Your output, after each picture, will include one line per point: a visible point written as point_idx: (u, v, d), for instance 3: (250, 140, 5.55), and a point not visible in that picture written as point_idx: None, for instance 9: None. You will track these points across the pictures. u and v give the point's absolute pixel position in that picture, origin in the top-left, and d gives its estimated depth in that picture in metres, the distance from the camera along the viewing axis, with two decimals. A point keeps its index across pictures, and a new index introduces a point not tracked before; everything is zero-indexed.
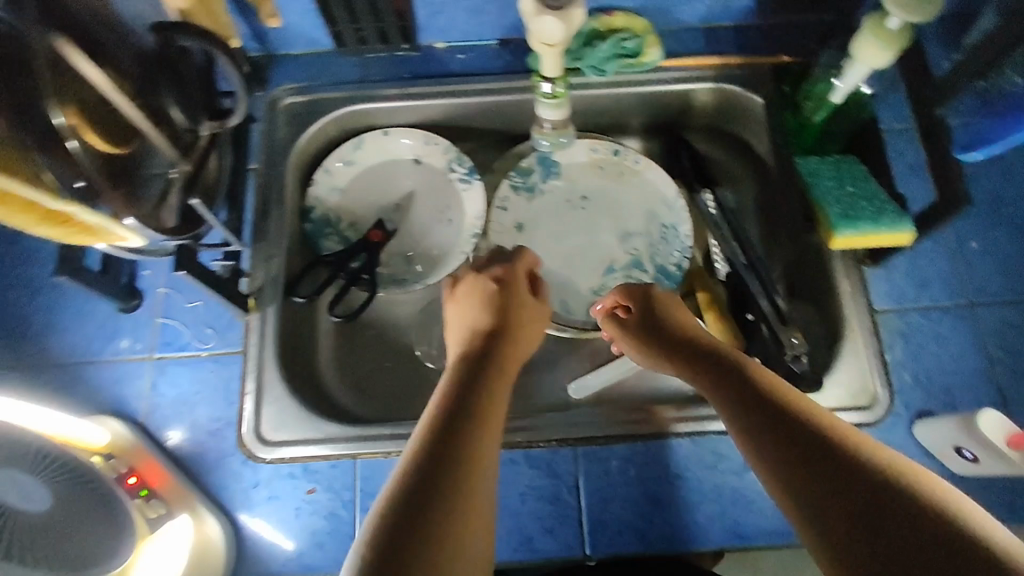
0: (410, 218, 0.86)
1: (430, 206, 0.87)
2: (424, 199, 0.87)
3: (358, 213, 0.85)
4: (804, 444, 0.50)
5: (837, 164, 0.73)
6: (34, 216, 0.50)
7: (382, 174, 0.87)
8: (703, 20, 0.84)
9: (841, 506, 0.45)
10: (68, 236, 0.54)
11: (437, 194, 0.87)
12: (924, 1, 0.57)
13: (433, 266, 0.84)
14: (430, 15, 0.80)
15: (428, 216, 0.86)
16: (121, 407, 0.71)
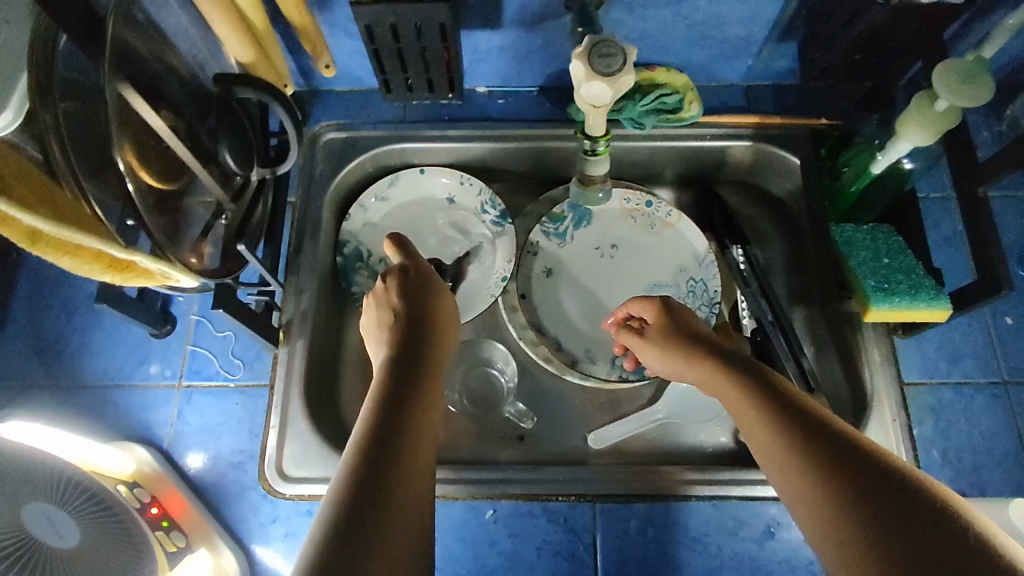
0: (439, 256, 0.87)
1: (461, 247, 0.88)
2: (455, 240, 0.88)
3: None
4: (822, 450, 0.48)
5: (873, 234, 0.72)
6: (101, 267, 0.49)
7: (416, 212, 0.88)
8: (742, 79, 0.85)
9: (865, 512, 0.44)
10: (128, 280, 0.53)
11: (469, 237, 0.88)
12: (974, 87, 0.58)
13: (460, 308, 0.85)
14: (474, 61, 0.82)
15: (457, 255, 0.87)
16: (146, 432, 0.72)
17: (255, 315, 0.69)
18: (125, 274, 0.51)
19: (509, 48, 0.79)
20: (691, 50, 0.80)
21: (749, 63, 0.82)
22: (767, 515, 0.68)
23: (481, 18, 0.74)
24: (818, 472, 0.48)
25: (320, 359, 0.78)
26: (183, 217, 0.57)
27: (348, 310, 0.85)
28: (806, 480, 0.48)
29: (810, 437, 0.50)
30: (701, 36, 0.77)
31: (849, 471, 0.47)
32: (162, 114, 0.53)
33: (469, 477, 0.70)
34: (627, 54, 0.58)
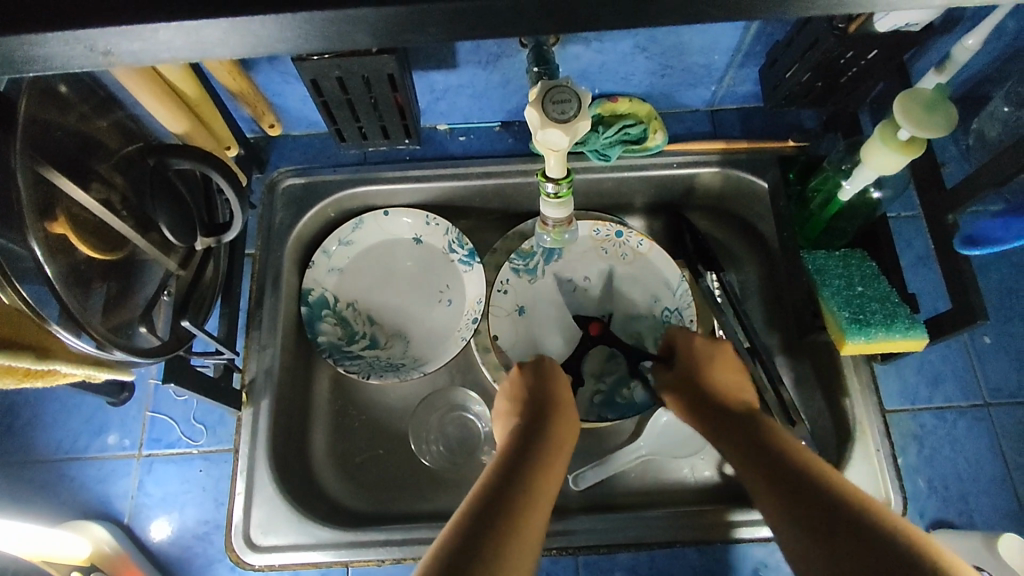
0: (408, 299, 0.85)
1: (429, 288, 0.85)
2: (423, 280, 0.86)
3: (356, 294, 0.84)
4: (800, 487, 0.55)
5: (846, 261, 0.71)
6: (19, 375, 0.48)
7: (382, 254, 0.86)
8: (706, 103, 0.84)
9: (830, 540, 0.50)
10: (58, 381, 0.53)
11: (437, 276, 0.86)
12: (936, 117, 0.56)
13: (432, 351, 0.82)
14: (432, 100, 0.80)
15: (426, 297, 0.85)
16: (106, 508, 0.69)
17: (214, 381, 0.66)
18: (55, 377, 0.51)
19: (468, 86, 0.77)
20: (653, 79, 0.78)
21: (713, 89, 0.81)
22: (754, 557, 0.67)
23: (435, 59, 0.72)
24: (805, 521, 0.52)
25: (287, 415, 0.75)
26: (126, 292, 0.55)
27: (316, 361, 0.82)
28: (796, 527, 0.52)
29: (803, 490, 0.54)
30: (662, 66, 0.76)
31: (832, 520, 0.51)
32: (96, 189, 0.50)
33: None
34: (582, 99, 0.57)
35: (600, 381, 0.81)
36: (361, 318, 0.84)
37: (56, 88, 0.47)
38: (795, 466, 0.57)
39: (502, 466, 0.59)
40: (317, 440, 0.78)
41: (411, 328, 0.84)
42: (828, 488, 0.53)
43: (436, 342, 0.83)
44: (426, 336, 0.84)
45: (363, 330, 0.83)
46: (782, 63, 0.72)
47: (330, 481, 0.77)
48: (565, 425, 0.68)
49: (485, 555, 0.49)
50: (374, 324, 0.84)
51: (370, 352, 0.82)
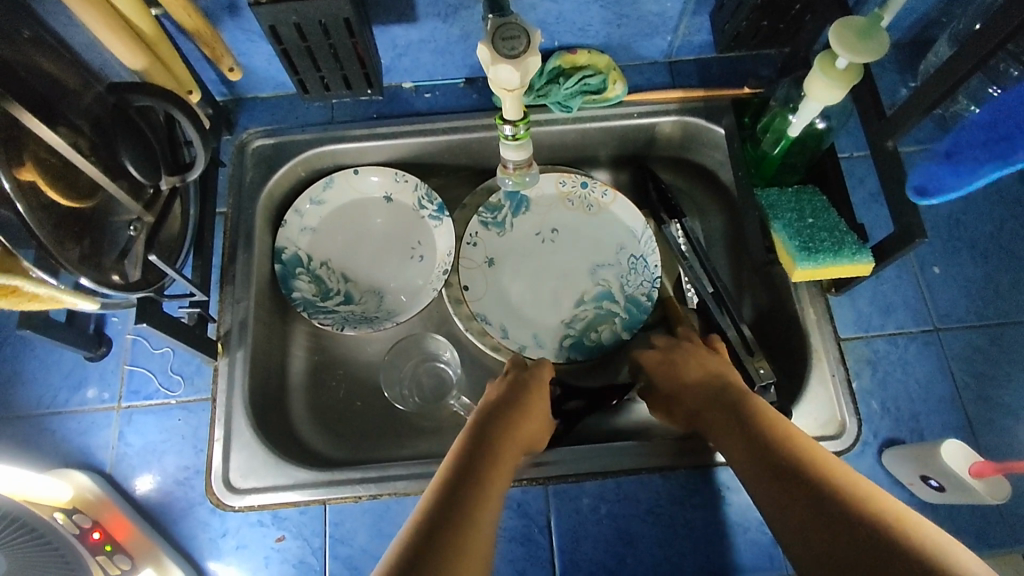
0: (380, 256, 0.87)
1: (400, 245, 0.87)
2: (394, 237, 0.87)
3: (329, 252, 0.86)
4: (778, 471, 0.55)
5: (798, 197, 0.74)
6: None
7: (354, 212, 0.88)
8: (664, 55, 0.86)
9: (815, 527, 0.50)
10: (18, 303, 0.55)
11: (409, 233, 0.88)
12: (869, 42, 0.59)
13: (405, 305, 0.84)
14: (395, 57, 0.82)
15: (397, 254, 0.87)
16: (87, 457, 0.71)
17: (187, 328, 0.68)
18: (15, 298, 0.53)
19: (429, 41, 0.79)
20: (610, 30, 0.81)
21: (669, 39, 0.83)
22: (717, 479, 0.69)
23: (395, 12, 0.74)
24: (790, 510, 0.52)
25: (263, 367, 0.77)
26: (95, 237, 0.56)
27: (291, 317, 0.84)
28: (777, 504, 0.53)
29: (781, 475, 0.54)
30: (617, 15, 0.78)
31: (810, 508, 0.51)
32: (63, 133, 0.51)
33: (418, 473, 0.70)
34: (531, 36, 0.59)
35: (570, 327, 0.85)
36: (334, 275, 0.86)
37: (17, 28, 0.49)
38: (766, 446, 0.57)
39: (475, 450, 0.58)
40: (295, 392, 0.80)
41: (384, 283, 0.86)
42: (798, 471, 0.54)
43: (409, 295, 0.85)
44: (398, 290, 0.86)
45: (337, 287, 0.85)
46: (731, 6, 0.74)
47: (308, 430, 0.78)
48: (535, 422, 0.66)
49: (453, 545, 0.49)
50: (347, 281, 0.85)
51: (344, 308, 0.84)
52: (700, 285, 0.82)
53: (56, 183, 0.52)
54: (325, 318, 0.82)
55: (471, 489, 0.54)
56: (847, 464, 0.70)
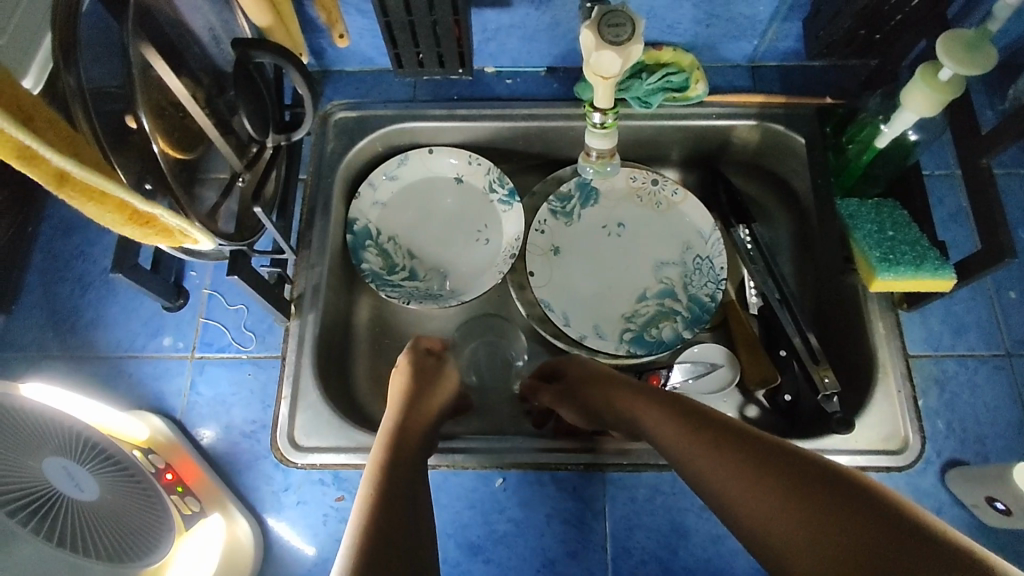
0: (447, 235, 0.88)
1: (468, 225, 0.89)
2: (463, 218, 0.89)
3: (399, 228, 0.87)
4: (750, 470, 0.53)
5: (878, 209, 0.73)
6: (121, 217, 0.45)
7: (426, 190, 0.89)
8: (748, 58, 0.86)
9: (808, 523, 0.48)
10: (146, 239, 0.50)
11: (477, 215, 0.89)
12: (976, 54, 0.58)
13: (469, 285, 0.86)
14: (483, 41, 0.83)
15: (463, 235, 0.88)
16: (160, 403, 0.73)
17: (268, 285, 0.70)
18: (146, 230, 0.48)
19: (519, 27, 0.80)
20: (698, 29, 0.81)
21: (755, 43, 0.83)
22: None
23: None
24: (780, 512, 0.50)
25: (332, 332, 0.79)
26: (200, 185, 0.58)
27: (358, 287, 0.85)
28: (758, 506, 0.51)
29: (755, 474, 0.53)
30: (708, 14, 0.78)
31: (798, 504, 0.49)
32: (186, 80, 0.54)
33: (479, 447, 0.70)
34: (637, 24, 0.59)
35: (630, 321, 0.85)
36: (400, 251, 0.87)
37: None
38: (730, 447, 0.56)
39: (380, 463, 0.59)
40: (357, 360, 0.81)
41: (449, 262, 0.87)
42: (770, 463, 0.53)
43: (473, 276, 0.86)
44: (463, 270, 0.87)
45: (404, 263, 0.87)
46: (828, 13, 0.74)
47: (368, 398, 0.80)
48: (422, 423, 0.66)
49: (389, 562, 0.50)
50: (413, 257, 0.87)
51: (409, 283, 0.86)
52: (767, 290, 0.81)
53: (173, 131, 0.54)
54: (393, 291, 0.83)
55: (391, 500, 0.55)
56: (908, 480, 0.69)
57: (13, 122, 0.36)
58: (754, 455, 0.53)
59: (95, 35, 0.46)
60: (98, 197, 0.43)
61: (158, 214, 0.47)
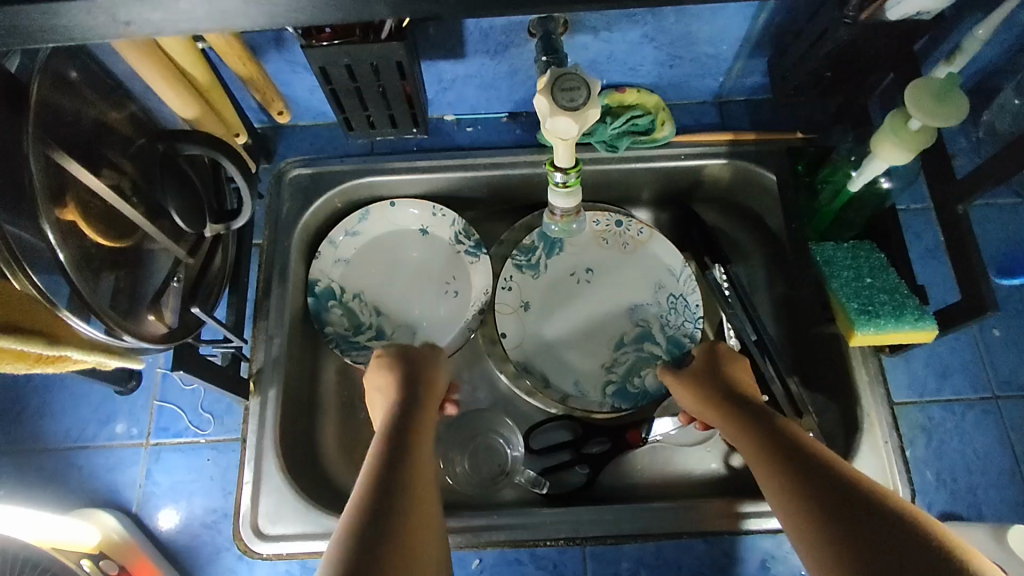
0: (414, 290, 0.84)
1: (434, 278, 0.85)
2: (429, 270, 0.85)
3: (363, 284, 0.83)
4: (816, 479, 0.52)
5: (855, 253, 0.71)
6: (26, 360, 0.48)
7: (390, 245, 0.85)
8: (714, 95, 0.83)
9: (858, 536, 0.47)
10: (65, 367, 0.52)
11: (442, 266, 0.85)
12: (946, 105, 0.56)
13: (436, 344, 0.82)
14: (439, 91, 0.80)
15: (432, 288, 0.84)
16: (114, 496, 0.69)
17: (221, 370, 0.66)
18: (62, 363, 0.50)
19: (476, 76, 0.77)
20: (661, 70, 0.78)
21: (721, 80, 0.80)
22: (762, 548, 0.66)
23: (443, 49, 0.72)
24: (833, 516, 0.49)
25: (296, 405, 0.75)
26: (133, 278, 0.54)
27: (322, 351, 0.82)
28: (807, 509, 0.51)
29: (820, 478, 0.52)
30: (670, 56, 0.76)
31: (852, 517, 0.48)
32: (107, 175, 0.49)
33: (454, 526, 0.67)
34: (591, 87, 0.57)
35: (610, 371, 0.82)
36: (367, 308, 0.83)
37: (67, 75, 0.47)
38: (805, 451, 0.55)
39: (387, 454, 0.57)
40: (325, 432, 0.78)
41: (417, 318, 0.83)
42: (837, 476, 0.52)
43: (442, 333, 0.83)
44: (432, 326, 0.83)
45: (370, 321, 0.83)
46: (794, 52, 0.72)
47: (337, 473, 0.76)
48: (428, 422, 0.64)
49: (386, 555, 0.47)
50: (380, 315, 0.83)
51: (377, 343, 0.82)
52: (744, 334, 0.79)
53: (96, 225, 0.50)
54: (359, 354, 0.80)
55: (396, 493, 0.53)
56: None
57: None
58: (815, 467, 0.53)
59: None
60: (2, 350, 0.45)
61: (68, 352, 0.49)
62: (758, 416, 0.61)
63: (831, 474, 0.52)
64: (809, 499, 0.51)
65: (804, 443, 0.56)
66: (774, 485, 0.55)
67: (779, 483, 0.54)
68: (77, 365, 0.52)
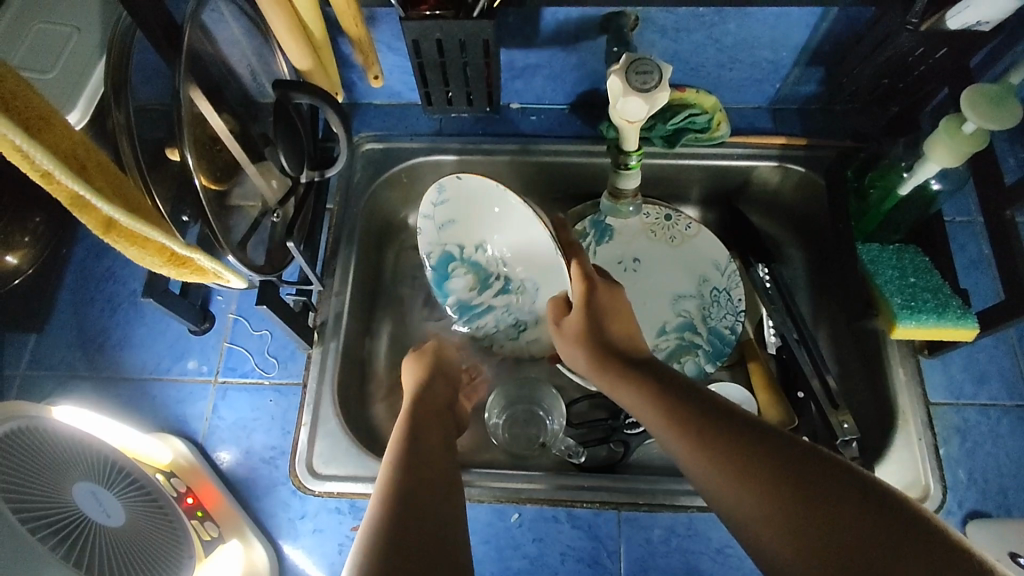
0: (524, 257, 0.84)
1: (540, 252, 0.82)
2: (532, 248, 0.82)
3: (481, 237, 0.84)
4: (731, 437, 0.51)
5: (899, 255, 0.74)
6: (161, 259, 0.49)
7: (481, 218, 0.84)
8: (770, 101, 0.87)
9: (789, 496, 0.46)
10: (182, 276, 0.54)
11: (541, 244, 0.81)
12: (1001, 110, 0.59)
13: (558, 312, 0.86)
14: (509, 78, 0.85)
15: (539, 261, 0.83)
16: (181, 426, 0.74)
17: (294, 315, 0.71)
18: (182, 269, 0.52)
19: (546, 66, 0.82)
20: (722, 72, 0.82)
21: (778, 86, 0.84)
22: None
23: (520, 37, 0.77)
24: (753, 478, 0.48)
25: (354, 359, 0.80)
26: (230, 211, 0.59)
27: (379, 314, 0.86)
28: (727, 470, 0.49)
29: (733, 437, 0.51)
30: (732, 59, 0.80)
31: (777, 479, 0.47)
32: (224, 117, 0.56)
33: (496, 480, 0.71)
34: (663, 72, 0.61)
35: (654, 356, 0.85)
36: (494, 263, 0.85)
37: (203, 25, 0.53)
38: (714, 410, 0.54)
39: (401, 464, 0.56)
40: (376, 388, 0.82)
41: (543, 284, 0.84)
42: (752, 432, 0.51)
43: (554, 308, 0.84)
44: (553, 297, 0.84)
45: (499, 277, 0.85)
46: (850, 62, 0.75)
47: (386, 426, 0.80)
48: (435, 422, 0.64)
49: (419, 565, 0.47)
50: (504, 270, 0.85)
51: (499, 299, 0.86)
52: (785, 330, 0.80)
53: (210, 161, 0.55)
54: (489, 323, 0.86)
55: (411, 503, 0.52)
56: None
57: (82, 183, 0.40)
58: (731, 427, 0.52)
59: (142, 88, 0.51)
60: (148, 241, 0.46)
61: (196, 257, 0.51)
62: (654, 377, 0.59)
63: (730, 413, 0.53)
64: (726, 464, 0.50)
65: (712, 401, 0.55)
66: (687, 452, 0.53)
67: (668, 432, 0.55)
68: (194, 275, 0.54)
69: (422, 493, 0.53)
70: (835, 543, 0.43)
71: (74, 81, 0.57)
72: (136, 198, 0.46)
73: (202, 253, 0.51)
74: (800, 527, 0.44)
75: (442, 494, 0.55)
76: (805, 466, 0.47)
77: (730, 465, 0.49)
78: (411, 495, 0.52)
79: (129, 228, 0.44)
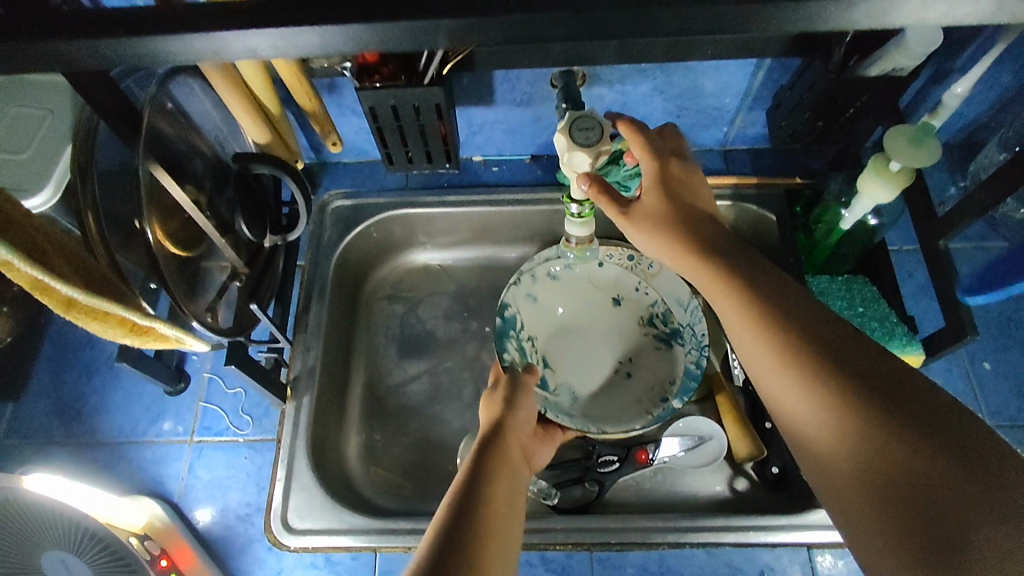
0: (578, 351, 0.88)
1: (610, 358, 0.88)
2: (599, 349, 0.89)
3: (540, 331, 0.88)
4: (862, 377, 0.49)
5: (848, 286, 0.79)
6: (123, 331, 0.51)
7: (580, 301, 0.90)
8: (720, 143, 0.91)
9: (910, 440, 0.44)
10: (144, 345, 0.56)
11: (619, 348, 0.88)
12: (919, 149, 0.63)
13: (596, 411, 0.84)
14: (469, 134, 0.89)
15: (600, 358, 0.88)
16: (158, 487, 0.75)
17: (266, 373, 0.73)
18: (145, 338, 0.54)
19: (502, 121, 0.86)
20: (670, 120, 0.86)
21: (725, 130, 0.88)
22: (761, 560, 0.70)
23: (475, 96, 0.81)
24: (870, 419, 0.46)
25: (328, 413, 0.81)
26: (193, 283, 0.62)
27: (352, 365, 0.88)
28: (849, 408, 0.48)
29: (860, 373, 0.49)
30: (678, 107, 0.84)
31: (892, 422, 0.45)
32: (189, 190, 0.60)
33: None
34: (604, 127, 0.65)
35: None
36: (537, 355, 0.87)
37: (165, 105, 0.57)
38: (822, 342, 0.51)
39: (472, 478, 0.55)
40: (350, 439, 0.83)
41: (580, 384, 0.86)
42: (883, 373, 0.48)
43: (606, 408, 0.84)
44: (594, 399, 0.85)
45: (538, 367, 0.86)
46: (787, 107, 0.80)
47: (361, 477, 0.81)
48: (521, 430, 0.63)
49: (468, 549, 0.49)
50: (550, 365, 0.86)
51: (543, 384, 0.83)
52: None
53: (173, 235, 0.58)
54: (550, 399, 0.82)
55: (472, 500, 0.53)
56: None
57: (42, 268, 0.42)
58: (845, 363, 0.50)
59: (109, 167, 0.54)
60: (108, 315, 0.49)
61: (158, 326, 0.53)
62: (740, 273, 0.58)
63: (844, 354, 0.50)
64: (848, 401, 0.48)
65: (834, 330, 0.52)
66: (794, 384, 0.51)
67: (773, 362, 0.53)
68: (156, 341, 0.56)
69: (482, 494, 0.53)
70: (922, 471, 0.43)
71: (45, 165, 0.60)
72: (96, 276, 0.49)
73: (162, 322, 0.53)
74: (914, 475, 0.44)
75: (502, 496, 0.55)
76: (925, 416, 0.45)
77: (852, 407, 0.48)
78: (473, 495, 0.53)
79: (90, 305, 0.47)
